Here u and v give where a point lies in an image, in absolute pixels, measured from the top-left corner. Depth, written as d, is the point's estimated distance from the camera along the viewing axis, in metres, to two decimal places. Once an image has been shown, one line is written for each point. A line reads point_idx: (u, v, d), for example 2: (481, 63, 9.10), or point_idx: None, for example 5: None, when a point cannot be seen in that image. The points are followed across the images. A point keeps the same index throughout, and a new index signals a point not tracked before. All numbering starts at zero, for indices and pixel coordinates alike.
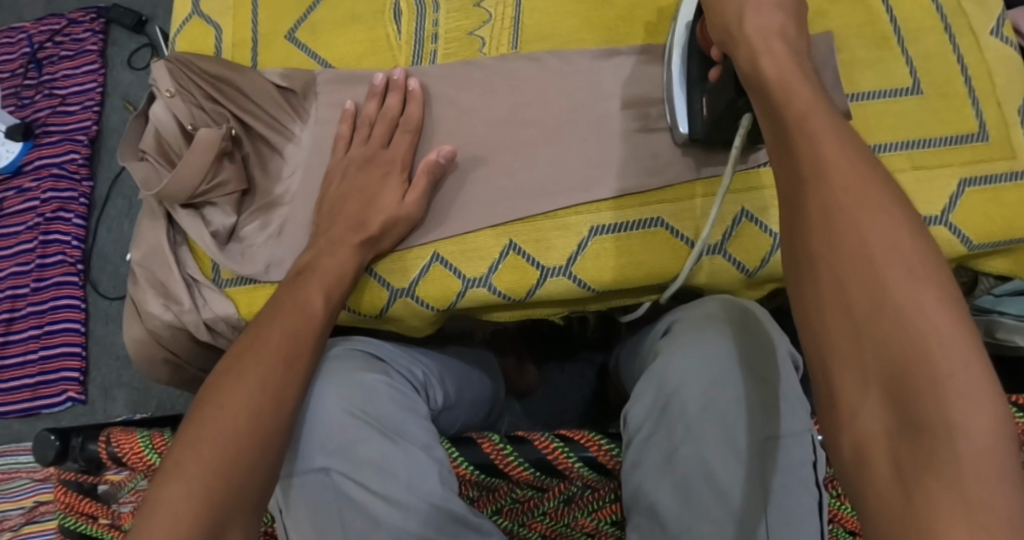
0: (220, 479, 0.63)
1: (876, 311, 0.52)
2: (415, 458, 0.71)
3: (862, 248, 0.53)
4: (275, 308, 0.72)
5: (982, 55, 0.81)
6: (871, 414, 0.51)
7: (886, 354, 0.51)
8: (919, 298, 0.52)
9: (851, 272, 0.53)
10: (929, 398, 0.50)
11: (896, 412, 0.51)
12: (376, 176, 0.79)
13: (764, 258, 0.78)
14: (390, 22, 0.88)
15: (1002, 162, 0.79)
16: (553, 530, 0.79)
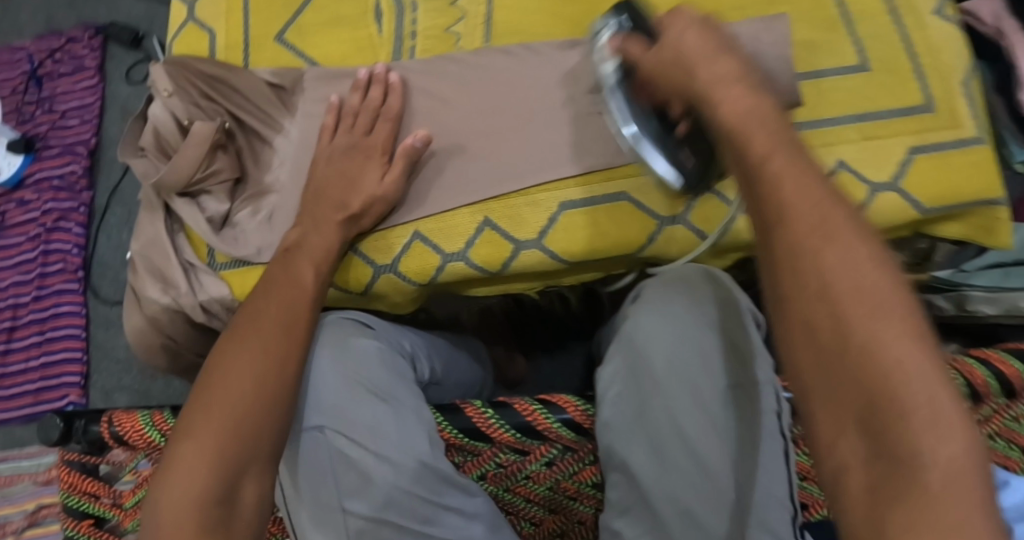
0: (227, 439, 0.67)
1: (837, 319, 0.55)
2: (404, 420, 0.76)
3: (816, 262, 0.56)
4: (268, 282, 0.76)
5: (926, 32, 0.87)
6: (846, 443, 0.54)
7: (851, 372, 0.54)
8: (881, 329, 0.54)
9: (811, 293, 0.56)
10: (900, 421, 0.52)
11: (869, 442, 0.53)
12: (356, 162, 0.83)
13: (723, 226, 0.83)
14: (372, 22, 0.93)
15: (947, 131, 0.84)
16: (537, 493, 0.85)
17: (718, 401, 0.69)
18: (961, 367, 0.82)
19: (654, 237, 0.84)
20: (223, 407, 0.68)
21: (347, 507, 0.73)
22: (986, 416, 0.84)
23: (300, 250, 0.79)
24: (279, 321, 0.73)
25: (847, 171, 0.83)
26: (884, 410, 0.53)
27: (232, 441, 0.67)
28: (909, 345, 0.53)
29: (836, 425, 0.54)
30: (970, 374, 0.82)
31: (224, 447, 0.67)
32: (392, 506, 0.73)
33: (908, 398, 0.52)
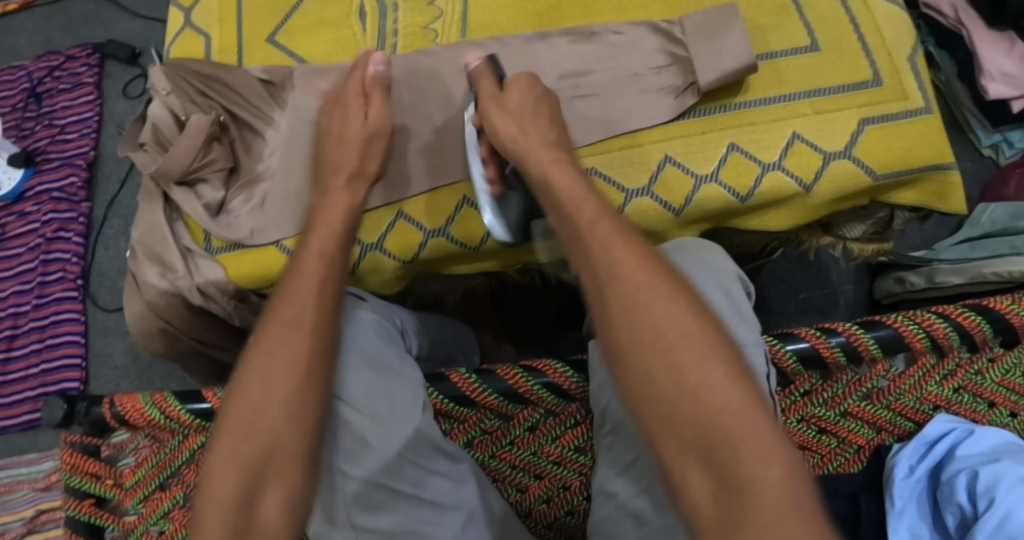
0: (253, 450, 0.66)
1: (669, 360, 0.61)
2: (408, 392, 0.81)
3: (626, 322, 0.63)
4: None
5: (872, 14, 0.93)
6: (693, 473, 0.59)
7: (685, 418, 0.59)
8: (712, 377, 0.60)
9: (638, 347, 0.62)
10: (735, 449, 0.58)
11: (712, 472, 0.58)
12: (338, 113, 0.87)
13: (687, 197, 0.88)
14: (356, 23, 0.99)
15: (896, 103, 0.90)
16: (522, 459, 0.87)
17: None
18: (920, 320, 0.87)
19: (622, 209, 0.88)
20: (243, 413, 0.67)
21: (345, 470, 0.76)
22: (950, 371, 0.89)
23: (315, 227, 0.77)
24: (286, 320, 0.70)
25: (801, 141, 0.88)
26: (720, 440, 0.58)
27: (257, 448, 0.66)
28: (729, 390, 0.59)
29: (683, 456, 0.59)
30: (929, 326, 0.87)
31: (251, 460, 0.65)
32: (387, 469, 0.77)
33: (741, 430, 0.58)
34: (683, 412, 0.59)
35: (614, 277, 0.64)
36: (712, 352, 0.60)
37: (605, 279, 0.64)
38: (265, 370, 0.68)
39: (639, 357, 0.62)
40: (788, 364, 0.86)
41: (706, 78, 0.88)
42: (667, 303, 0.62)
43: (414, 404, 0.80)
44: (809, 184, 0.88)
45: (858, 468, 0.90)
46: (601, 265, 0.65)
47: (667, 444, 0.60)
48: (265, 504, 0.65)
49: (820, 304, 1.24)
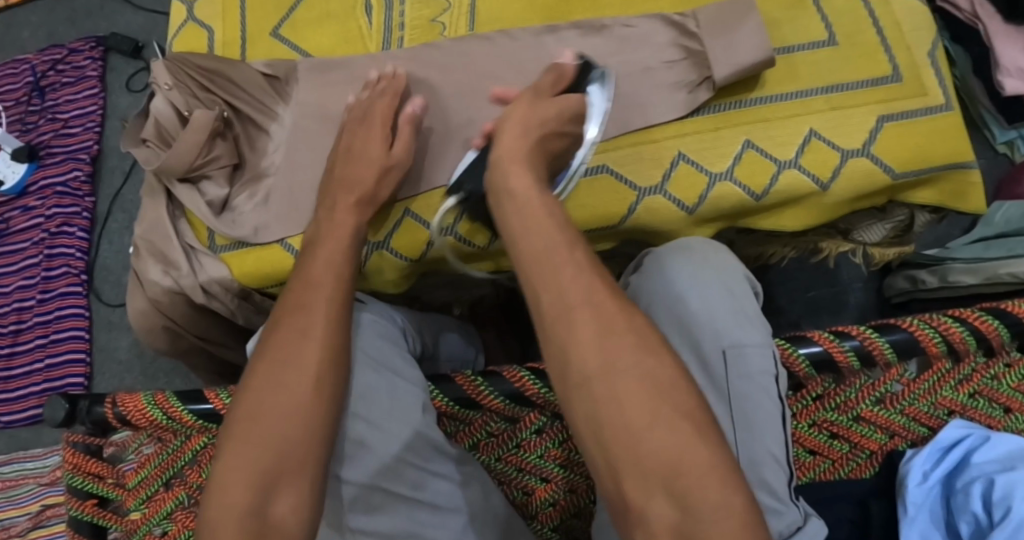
0: (264, 459, 0.69)
1: (643, 390, 0.62)
2: (404, 392, 0.80)
3: (579, 362, 0.64)
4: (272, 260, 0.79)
5: (890, 7, 0.91)
6: (657, 506, 0.60)
7: (647, 452, 0.61)
8: (671, 414, 0.61)
9: (599, 384, 0.63)
10: (696, 485, 0.59)
11: (676, 504, 0.60)
12: (357, 133, 0.86)
13: (701, 196, 0.86)
14: (362, 15, 0.97)
15: (915, 99, 0.87)
16: (528, 462, 0.85)
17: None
18: (936, 324, 0.85)
19: (634, 208, 0.87)
20: (255, 419, 0.70)
21: (345, 477, 0.77)
22: (965, 376, 0.87)
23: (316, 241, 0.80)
24: (307, 334, 0.73)
25: (819, 139, 0.86)
26: (682, 474, 0.60)
27: (267, 455, 0.69)
28: (688, 426, 0.61)
29: (646, 488, 0.60)
30: (945, 331, 0.84)
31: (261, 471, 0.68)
32: (387, 472, 0.78)
33: (701, 466, 0.60)
34: (649, 445, 0.61)
35: (570, 313, 0.65)
36: (671, 394, 0.62)
37: (567, 310, 0.65)
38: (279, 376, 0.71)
39: (597, 394, 0.63)
40: (802, 369, 0.84)
41: (720, 73, 0.86)
42: (624, 344, 0.63)
43: (410, 406, 0.79)
44: (825, 182, 0.86)
45: (870, 473, 0.88)
46: (561, 299, 0.65)
47: (630, 475, 0.61)
48: (277, 508, 0.68)
49: (828, 303, 1.22)
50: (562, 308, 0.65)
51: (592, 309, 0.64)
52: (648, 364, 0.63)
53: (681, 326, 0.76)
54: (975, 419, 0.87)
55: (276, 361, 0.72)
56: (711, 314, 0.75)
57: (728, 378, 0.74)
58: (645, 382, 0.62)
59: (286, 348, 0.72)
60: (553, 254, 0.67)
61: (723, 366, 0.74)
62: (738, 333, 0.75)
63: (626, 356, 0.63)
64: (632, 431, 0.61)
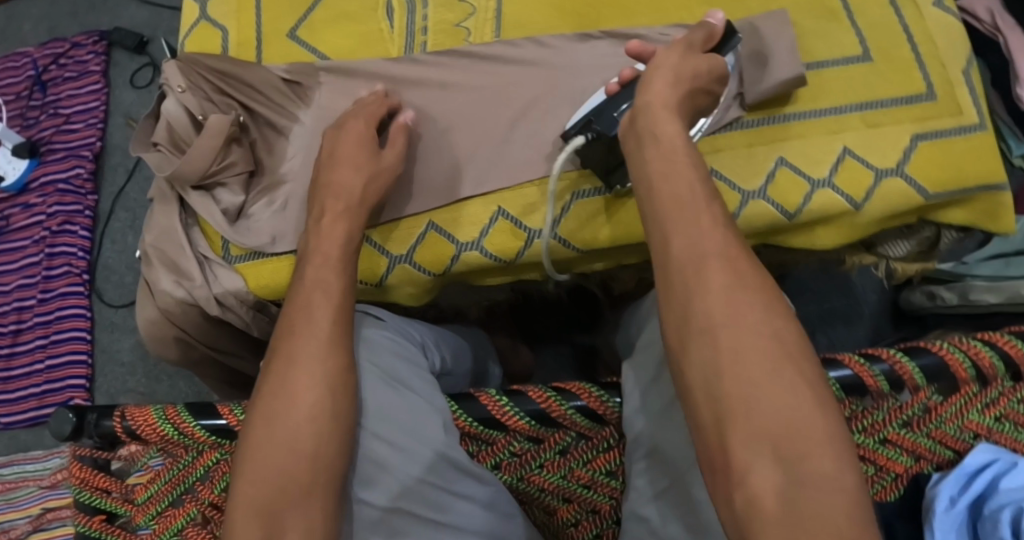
0: (277, 484, 0.66)
1: (756, 359, 0.58)
2: (419, 407, 0.78)
3: (707, 310, 0.60)
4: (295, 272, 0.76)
5: (925, 22, 0.89)
6: (760, 470, 0.56)
7: (759, 413, 0.56)
8: (791, 379, 0.57)
9: (723, 335, 0.59)
10: (809, 452, 0.55)
11: (785, 470, 0.55)
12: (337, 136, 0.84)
13: (733, 214, 0.84)
14: (382, 18, 0.94)
15: (949, 118, 0.86)
16: (551, 483, 0.83)
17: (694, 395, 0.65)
18: (966, 348, 0.84)
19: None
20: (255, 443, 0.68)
21: (364, 498, 0.75)
22: (993, 400, 0.85)
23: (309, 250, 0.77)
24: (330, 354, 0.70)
25: (852, 157, 0.85)
26: (795, 441, 0.55)
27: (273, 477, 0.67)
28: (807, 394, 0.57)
29: (752, 448, 0.56)
30: (975, 355, 0.84)
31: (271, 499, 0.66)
32: (407, 495, 0.76)
33: (815, 434, 0.56)
34: (762, 406, 0.57)
35: (705, 262, 0.61)
36: (792, 358, 0.58)
37: (699, 263, 0.61)
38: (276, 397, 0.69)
39: (716, 348, 0.59)
40: (830, 391, 0.84)
41: (752, 92, 0.84)
42: (750, 307, 0.59)
43: (427, 422, 0.77)
44: (859, 202, 0.85)
45: (894, 496, 0.86)
46: (695, 247, 0.61)
47: (737, 435, 0.57)
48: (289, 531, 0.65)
49: (843, 312, 1.20)
50: (697, 258, 0.61)
51: (723, 263, 0.61)
52: (772, 329, 0.59)
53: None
54: (1000, 443, 0.85)
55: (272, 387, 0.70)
56: None
57: None
58: (770, 347, 0.58)
59: (277, 374, 0.70)
60: (689, 204, 0.63)
61: None
62: None
63: (749, 318, 0.59)
64: (747, 391, 0.57)
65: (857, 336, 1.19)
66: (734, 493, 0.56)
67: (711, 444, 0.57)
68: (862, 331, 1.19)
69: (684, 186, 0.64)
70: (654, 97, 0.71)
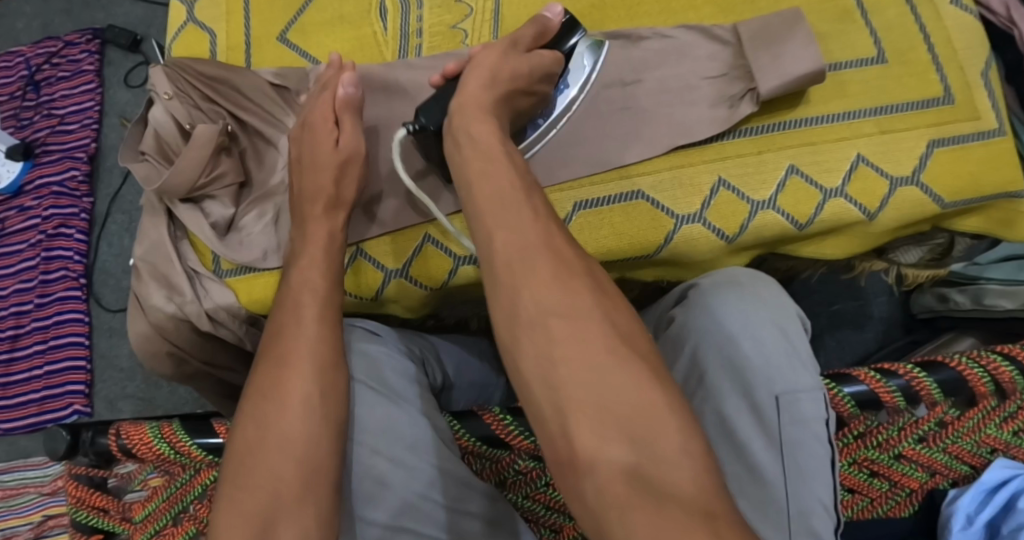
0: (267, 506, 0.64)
1: (581, 353, 0.59)
2: (415, 420, 0.75)
3: (534, 302, 0.60)
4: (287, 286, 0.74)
5: (943, 22, 0.85)
6: (609, 453, 0.56)
7: (601, 398, 0.57)
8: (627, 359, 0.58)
9: (550, 327, 0.60)
10: (655, 431, 0.56)
11: (633, 450, 0.56)
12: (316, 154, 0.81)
13: (742, 225, 0.81)
14: (376, 20, 0.91)
15: (967, 123, 0.82)
16: (558, 500, 0.79)
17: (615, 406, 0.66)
18: (985, 363, 0.81)
19: (671, 236, 0.82)
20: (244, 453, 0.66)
21: (364, 516, 0.72)
22: (1011, 414, 0.82)
23: (297, 262, 0.76)
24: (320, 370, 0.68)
25: (866, 164, 0.81)
26: (642, 420, 0.57)
27: (266, 484, 0.65)
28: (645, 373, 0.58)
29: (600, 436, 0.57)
30: (994, 370, 0.80)
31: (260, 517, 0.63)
32: (409, 512, 0.73)
33: (660, 410, 0.57)
34: (604, 390, 0.57)
35: (527, 254, 0.62)
36: (622, 338, 0.59)
37: (522, 255, 0.62)
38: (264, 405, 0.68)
39: (547, 337, 0.59)
40: (846, 408, 0.80)
41: (767, 84, 0.81)
42: (577, 293, 0.60)
43: (424, 435, 0.75)
44: (873, 212, 0.81)
45: (909, 513, 0.83)
46: (519, 240, 0.62)
47: (580, 420, 0.57)
48: None
49: (852, 315, 1.17)
50: (519, 249, 0.62)
51: (552, 256, 0.62)
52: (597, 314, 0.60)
53: (733, 369, 0.71)
54: (1018, 456, 0.83)
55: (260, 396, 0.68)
56: (762, 357, 0.70)
57: (780, 426, 0.69)
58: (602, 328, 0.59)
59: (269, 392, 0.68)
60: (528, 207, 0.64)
61: (776, 412, 0.69)
62: (792, 378, 0.70)
63: (571, 304, 0.60)
64: (583, 377, 0.58)
65: (866, 339, 1.16)
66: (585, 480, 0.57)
67: (556, 433, 0.58)
68: (872, 334, 1.16)
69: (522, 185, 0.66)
70: (470, 99, 0.72)
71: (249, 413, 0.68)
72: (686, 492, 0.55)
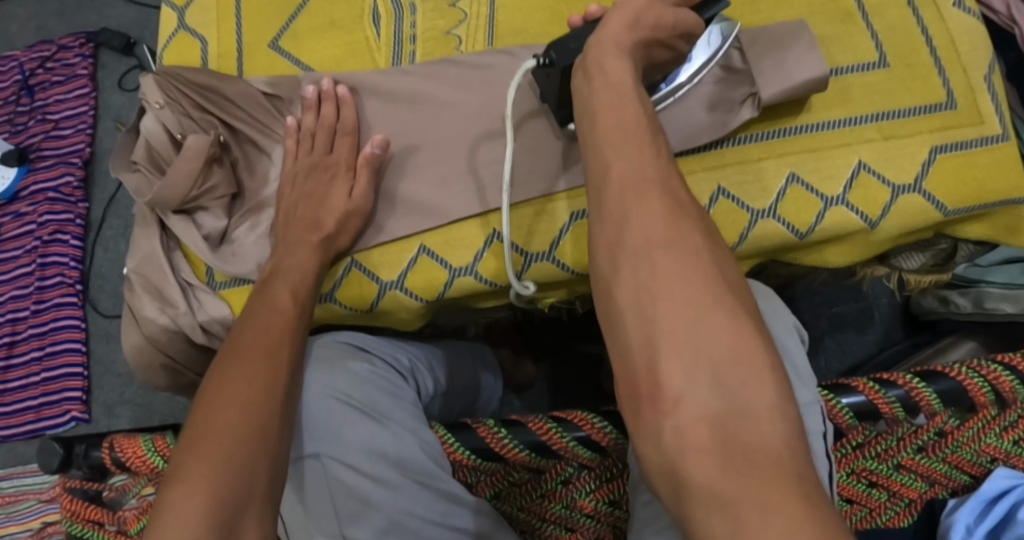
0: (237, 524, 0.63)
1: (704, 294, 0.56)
2: (398, 437, 0.74)
3: (645, 227, 0.57)
4: (259, 315, 0.75)
5: (946, 24, 0.84)
6: (694, 398, 0.54)
7: (699, 340, 0.55)
8: (736, 296, 0.56)
9: (658, 256, 0.57)
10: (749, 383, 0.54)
11: (722, 399, 0.54)
12: (322, 178, 0.82)
13: (742, 234, 0.80)
14: (369, 26, 0.90)
15: (971, 128, 0.81)
16: (553, 512, 0.79)
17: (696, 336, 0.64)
18: (985, 372, 0.79)
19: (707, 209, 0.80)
20: (221, 459, 0.65)
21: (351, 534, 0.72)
22: (1011, 423, 0.81)
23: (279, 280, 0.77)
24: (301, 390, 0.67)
25: (867, 171, 0.80)
26: (738, 370, 0.54)
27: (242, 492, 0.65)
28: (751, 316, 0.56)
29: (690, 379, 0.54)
30: (994, 379, 0.78)
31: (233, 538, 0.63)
32: (395, 530, 0.73)
33: (759, 365, 0.54)
34: (705, 328, 0.55)
35: (642, 185, 0.59)
36: (730, 288, 0.56)
37: (638, 181, 0.59)
38: (246, 418, 0.68)
39: (650, 269, 0.56)
40: (844, 419, 0.78)
41: (769, 91, 0.79)
42: (689, 228, 0.58)
43: (407, 452, 0.74)
44: (875, 220, 0.80)
45: (908, 523, 0.83)
46: (638, 170, 0.59)
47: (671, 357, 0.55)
48: None
49: (855, 318, 1.16)
50: (636, 178, 0.59)
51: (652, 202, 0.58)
52: (707, 255, 0.57)
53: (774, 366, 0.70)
54: (1018, 465, 0.83)
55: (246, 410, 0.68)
56: None
57: None
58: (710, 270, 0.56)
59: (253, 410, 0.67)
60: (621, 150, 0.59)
61: None
62: None
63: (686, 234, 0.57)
64: (683, 317, 0.55)
65: (868, 341, 1.15)
66: (664, 425, 0.54)
67: (641, 372, 0.56)
68: (874, 337, 1.15)
69: (613, 133, 0.61)
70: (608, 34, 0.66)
71: (227, 422, 0.67)
72: (773, 450, 0.53)
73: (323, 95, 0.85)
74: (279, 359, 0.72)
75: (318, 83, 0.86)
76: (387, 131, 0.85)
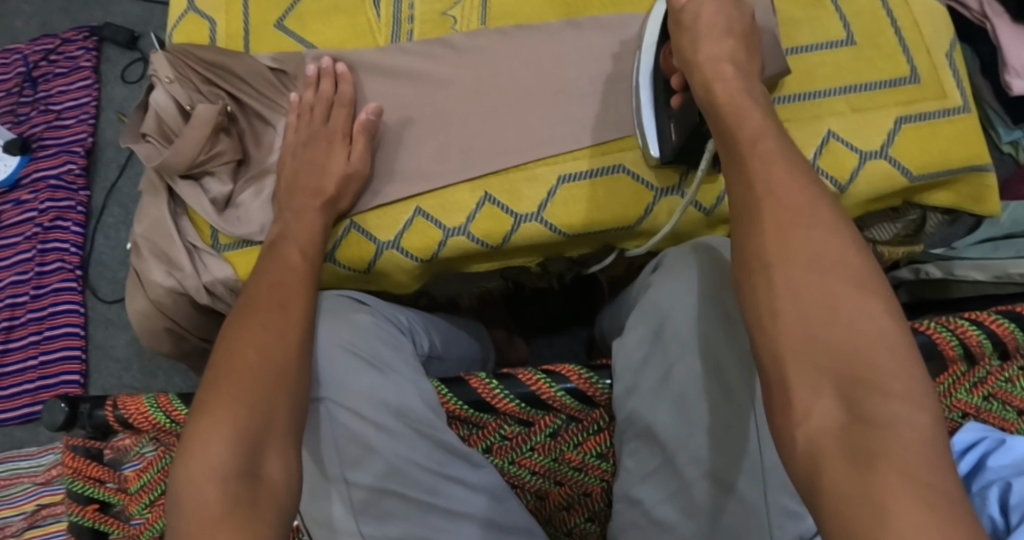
0: (241, 456, 0.65)
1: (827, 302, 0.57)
2: (399, 385, 0.76)
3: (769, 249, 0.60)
4: (259, 270, 0.77)
5: (910, 8, 0.90)
6: (823, 409, 0.55)
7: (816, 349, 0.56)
8: (863, 305, 0.57)
9: (783, 274, 0.59)
10: (877, 390, 0.55)
11: (849, 409, 0.55)
12: (321, 148, 0.86)
13: (718, 197, 0.87)
14: (370, 8, 0.95)
15: (934, 101, 0.87)
16: (542, 465, 0.81)
17: (715, 365, 0.69)
18: (953, 327, 0.79)
19: (651, 208, 0.87)
20: (240, 392, 0.67)
21: (348, 478, 0.74)
22: (980, 379, 0.80)
23: (284, 242, 0.80)
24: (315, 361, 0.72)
25: (836, 140, 0.85)
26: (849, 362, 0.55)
27: (258, 424, 0.67)
28: (885, 319, 0.56)
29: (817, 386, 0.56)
30: (962, 333, 0.79)
31: (240, 469, 0.64)
32: (394, 475, 0.74)
33: (885, 374, 0.55)
34: (823, 338, 0.57)
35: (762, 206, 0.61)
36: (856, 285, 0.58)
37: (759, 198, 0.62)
38: (261, 361, 0.70)
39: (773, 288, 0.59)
40: None
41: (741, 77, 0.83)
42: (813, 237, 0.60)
43: (407, 400, 0.76)
44: (843, 184, 0.85)
45: None
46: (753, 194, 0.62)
47: (797, 363, 0.57)
48: (264, 509, 0.64)
49: None
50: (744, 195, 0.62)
51: None
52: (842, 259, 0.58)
53: None
54: (989, 421, 0.81)
55: (259, 350, 0.70)
56: None
57: None
58: (839, 270, 0.58)
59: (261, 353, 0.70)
60: None
61: None
62: None
63: (809, 244, 0.59)
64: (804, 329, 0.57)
65: None
66: (796, 434, 0.56)
67: None
68: None
69: None
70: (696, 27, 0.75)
71: (236, 364, 0.69)
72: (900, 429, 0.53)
73: (323, 73, 0.89)
74: (287, 308, 0.74)
75: (318, 63, 0.91)
76: (384, 103, 0.90)
